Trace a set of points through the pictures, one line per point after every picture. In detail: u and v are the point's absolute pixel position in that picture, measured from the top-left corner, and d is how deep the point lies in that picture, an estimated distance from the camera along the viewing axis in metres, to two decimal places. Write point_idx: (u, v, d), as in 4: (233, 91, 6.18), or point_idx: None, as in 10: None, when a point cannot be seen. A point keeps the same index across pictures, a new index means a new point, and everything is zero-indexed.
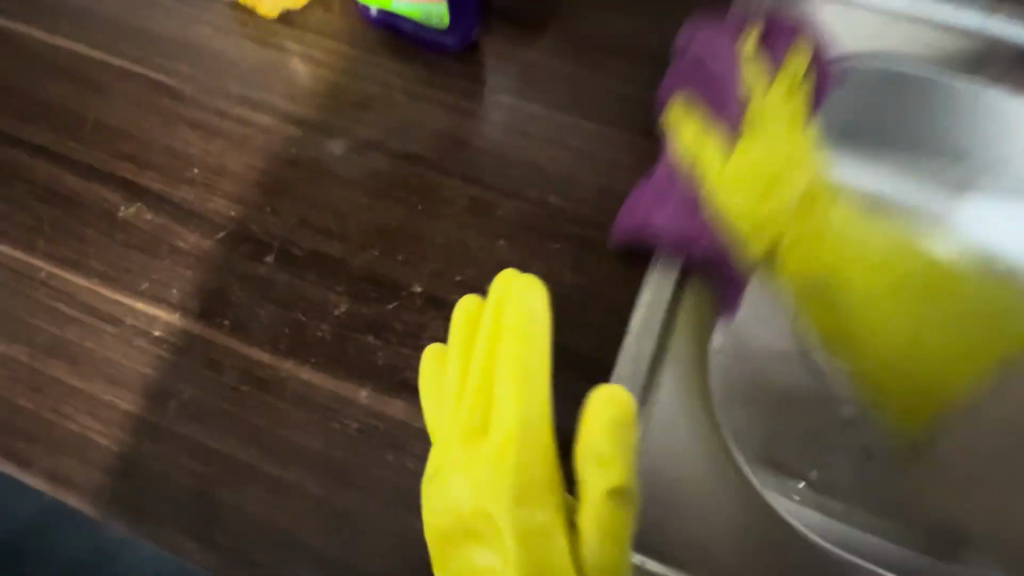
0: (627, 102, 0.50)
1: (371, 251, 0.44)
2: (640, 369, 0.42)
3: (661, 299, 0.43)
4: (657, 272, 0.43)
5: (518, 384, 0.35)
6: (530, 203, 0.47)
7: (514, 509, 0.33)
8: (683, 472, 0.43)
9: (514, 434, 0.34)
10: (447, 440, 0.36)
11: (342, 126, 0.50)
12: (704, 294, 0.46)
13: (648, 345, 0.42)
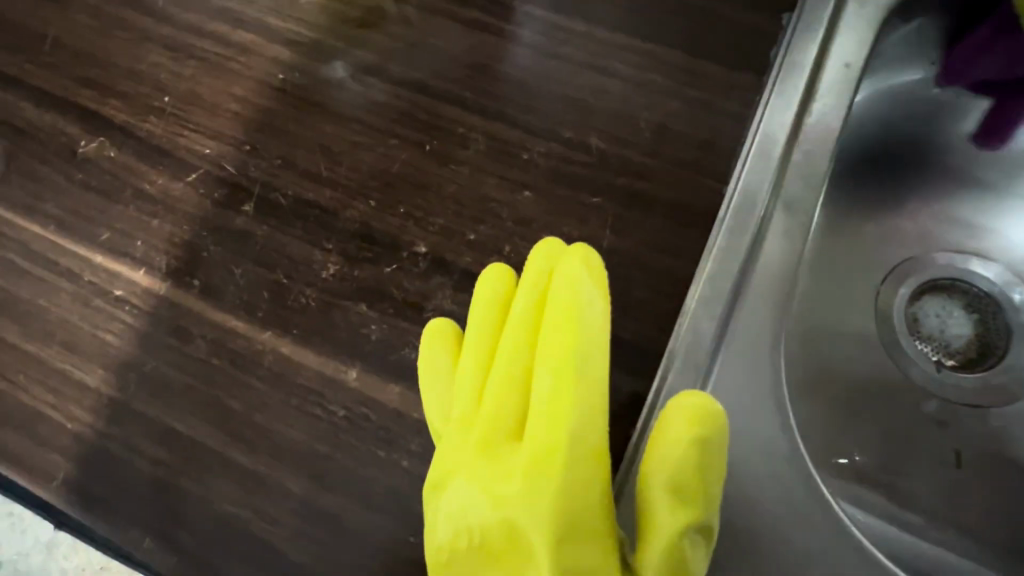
0: (689, 21, 0.40)
1: (366, 201, 0.36)
2: (697, 356, 0.32)
3: (729, 269, 0.33)
4: (725, 237, 0.34)
5: (565, 386, 0.27)
6: (565, 145, 0.37)
7: (554, 542, 0.26)
8: (755, 483, 0.31)
9: (559, 449, 0.27)
10: (463, 446, 0.28)
11: (337, 45, 0.41)
12: (787, 259, 0.34)
13: (706, 325, 0.33)
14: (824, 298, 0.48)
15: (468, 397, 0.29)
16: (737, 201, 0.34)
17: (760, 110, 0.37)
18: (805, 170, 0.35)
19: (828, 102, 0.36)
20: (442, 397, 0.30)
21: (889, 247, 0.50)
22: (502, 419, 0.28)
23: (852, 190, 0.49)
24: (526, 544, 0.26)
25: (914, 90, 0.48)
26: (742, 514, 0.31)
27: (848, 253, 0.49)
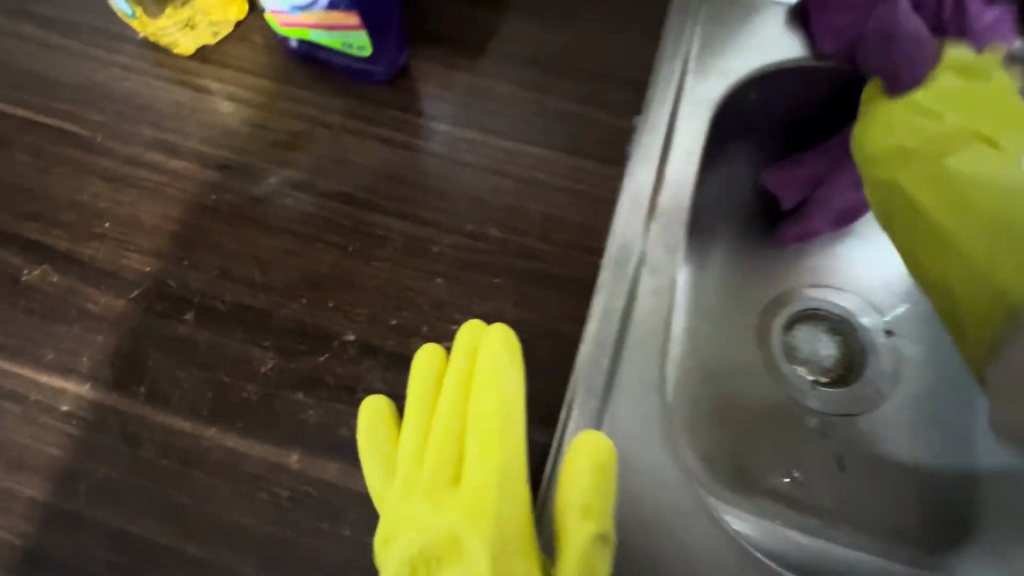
0: (562, 125, 0.49)
1: (299, 300, 0.41)
2: (595, 387, 0.39)
3: (613, 309, 0.41)
4: (608, 286, 0.42)
5: (490, 437, 0.32)
6: (469, 236, 0.44)
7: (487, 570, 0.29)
8: (652, 496, 0.38)
9: (486, 489, 0.31)
10: (405, 500, 0.32)
11: (265, 165, 0.47)
12: (657, 301, 0.43)
13: (602, 361, 0.40)
14: (712, 335, 0.58)
15: (409, 457, 0.33)
16: (614, 255, 0.43)
17: (626, 178, 0.46)
18: (660, 230, 0.45)
19: (676, 177, 0.47)
20: (387, 475, 0.34)
21: (758, 291, 0.60)
22: (439, 471, 0.32)
23: (725, 237, 0.59)
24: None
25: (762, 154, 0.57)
26: (645, 526, 0.37)
27: (723, 301, 0.59)
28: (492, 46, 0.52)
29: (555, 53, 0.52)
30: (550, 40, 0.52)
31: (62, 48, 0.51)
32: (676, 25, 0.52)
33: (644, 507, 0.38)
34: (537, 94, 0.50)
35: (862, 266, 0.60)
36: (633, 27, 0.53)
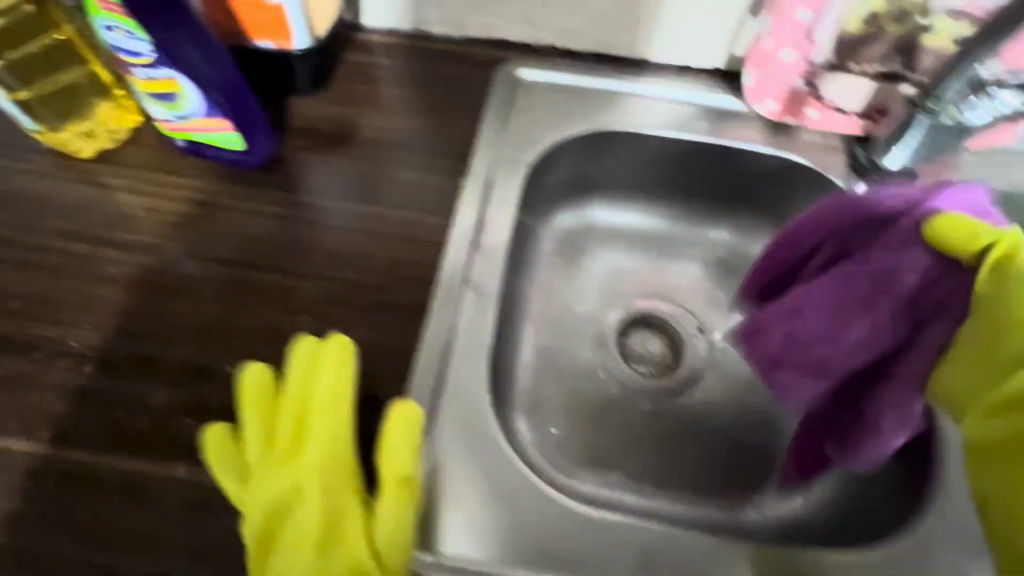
0: (404, 190, 0.62)
1: (185, 345, 0.50)
2: (426, 384, 0.53)
3: (439, 325, 0.54)
4: (435, 308, 0.55)
5: (324, 414, 0.44)
6: (328, 280, 0.55)
7: (321, 502, 0.42)
8: (470, 456, 0.53)
9: (321, 452, 0.43)
10: (259, 461, 0.44)
11: (155, 241, 0.57)
12: (476, 311, 0.57)
13: (431, 363, 0.53)
14: (565, 342, 0.73)
15: (259, 432, 0.44)
16: (440, 283, 0.56)
17: (451, 226, 0.60)
18: (479, 261, 0.60)
19: (492, 225, 0.62)
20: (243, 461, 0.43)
21: (600, 311, 0.76)
22: (285, 440, 0.44)
23: (573, 262, 0.77)
24: (303, 508, 0.42)
25: (598, 206, 0.78)
26: (465, 478, 0.52)
27: (568, 323, 0.75)
28: (348, 135, 0.67)
29: (398, 137, 0.67)
30: (393, 128, 0.68)
31: None
32: (498, 111, 0.71)
33: (463, 465, 0.52)
34: (385, 168, 0.64)
35: (683, 279, 0.78)
36: (458, 116, 0.70)
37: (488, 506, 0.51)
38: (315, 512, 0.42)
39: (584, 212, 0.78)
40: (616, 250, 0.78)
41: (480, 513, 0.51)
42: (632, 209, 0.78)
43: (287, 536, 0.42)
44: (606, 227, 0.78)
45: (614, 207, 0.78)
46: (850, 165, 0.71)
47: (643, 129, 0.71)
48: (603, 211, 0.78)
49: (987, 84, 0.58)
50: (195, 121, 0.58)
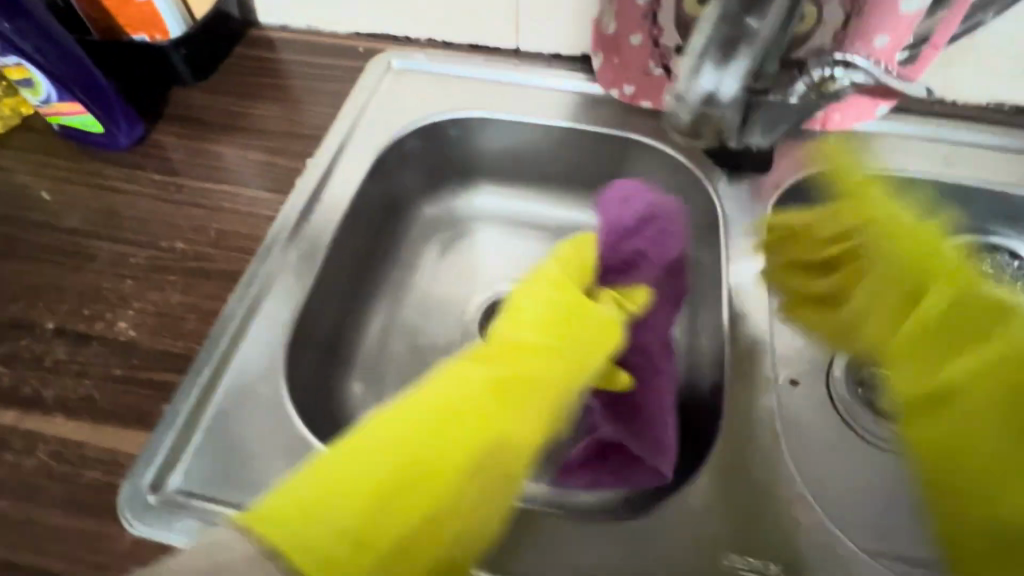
0: (254, 173, 0.68)
1: (19, 304, 0.56)
2: (223, 341, 0.53)
3: (249, 288, 0.57)
4: (250, 274, 0.58)
5: (568, 294, 0.48)
6: (160, 249, 0.60)
7: (537, 385, 0.42)
8: (248, 419, 0.50)
9: (566, 320, 0.46)
10: (547, 326, 0.45)
11: (20, 215, 0.63)
12: (294, 277, 0.59)
13: (232, 323, 0.54)
14: (428, 320, 0.72)
15: (549, 289, 0.48)
16: (260, 251, 0.60)
17: (286, 202, 0.64)
18: (313, 232, 0.62)
19: (334, 198, 0.65)
20: (496, 377, 0.41)
21: (469, 290, 0.75)
22: (557, 307, 0.46)
23: (449, 242, 0.78)
24: (511, 392, 0.41)
25: (478, 190, 0.80)
26: (235, 441, 0.49)
27: (435, 303, 0.73)
28: (216, 122, 0.72)
29: (262, 125, 0.73)
30: (260, 117, 0.73)
31: None
32: (362, 98, 0.75)
33: (236, 427, 0.49)
34: (244, 152, 0.70)
35: None
36: (324, 106, 0.75)
37: (248, 471, 0.47)
38: (462, 453, 0.36)
39: (464, 195, 0.80)
40: (495, 231, 0.79)
41: (235, 479, 0.47)
42: (510, 190, 0.80)
43: (447, 450, 0.36)
44: (484, 208, 0.80)
45: (493, 188, 0.80)
46: (711, 150, 0.70)
47: (473, 112, 0.74)
48: (483, 192, 0.80)
49: (808, 67, 0.58)
50: (56, 105, 0.64)
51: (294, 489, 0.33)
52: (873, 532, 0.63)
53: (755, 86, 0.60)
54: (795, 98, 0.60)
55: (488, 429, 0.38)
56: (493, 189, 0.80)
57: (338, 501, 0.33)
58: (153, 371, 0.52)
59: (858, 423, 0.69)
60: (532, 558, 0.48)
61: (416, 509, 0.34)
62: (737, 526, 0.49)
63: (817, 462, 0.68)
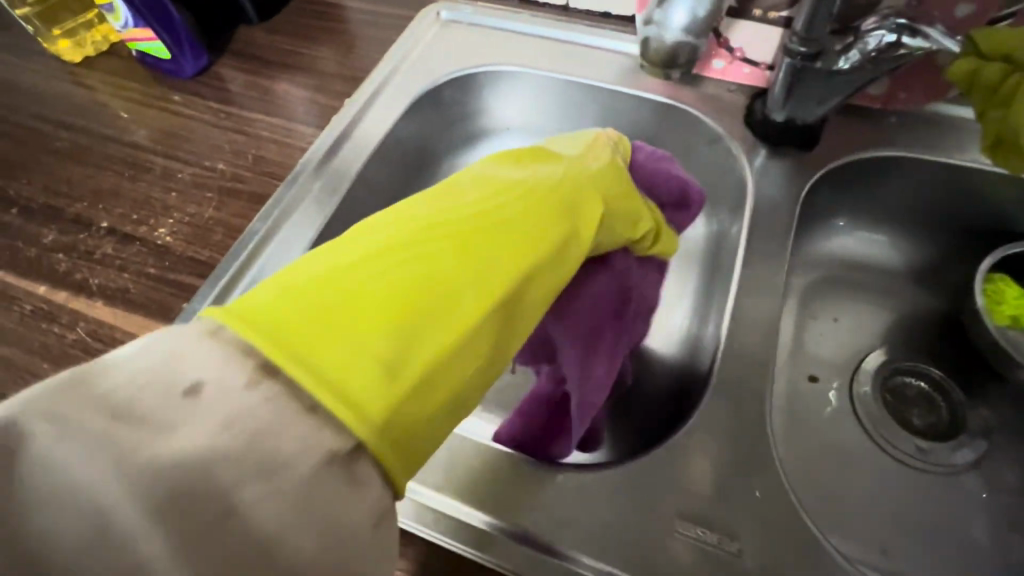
0: (297, 108, 0.72)
1: (83, 203, 0.63)
2: (240, 255, 0.58)
3: (271, 211, 0.61)
4: (275, 199, 0.62)
5: (601, 171, 0.46)
6: (204, 169, 0.65)
7: (560, 238, 0.40)
8: None
9: (593, 191, 0.44)
10: (575, 193, 0.43)
11: (95, 127, 0.71)
12: (314, 204, 0.62)
13: (251, 240, 0.59)
14: None
15: (576, 163, 0.45)
16: (288, 180, 0.64)
17: (319, 137, 0.68)
18: (341, 164, 0.66)
19: (363, 135, 0.68)
20: (508, 226, 0.38)
21: None
22: (586, 178, 0.45)
23: None
24: (537, 240, 0.39)
25: (513, 135, 0.80)
26: None
27: None
28: (271, 58, 0.77)
29: (311, 64, 0.76)
30: (310, 56, 0.77)
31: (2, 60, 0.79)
32: (406, 45, 0.77)
33: None
34: (291, 87, 0.74)
35: None
36: (370, 51, 0.78)
37: None
38: (480, 297, 0.34)
39: (497, 139, 0.80)
40: None
41: None
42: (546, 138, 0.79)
43: (466, 280, 0.34)
44: None
45: (529, 135, 0.79)
46: (752, 121, 0.67)
47: (510, 67, 0.74)
48: (517, 138, 0.80)
49: (863, 34, 0.53)
50: (132, 31, 0.71)
51: (287, 306, 0.30)
52: (871, 543, 0.58)
53: (800, 51, 0.56)
54: (847, 66, 0.55)
55: (506, 276, 0.36)
56: (528, 136, 0.79)
57: (350, 323, 0.30)
58: (180, 273, 0.57)
59: (877, 427, 0.65)
60: (494, 492, 0.49)
61: (434, 344, 0.32)
62: (702, 501, 0.49)
63: (826, 461, 0.63)
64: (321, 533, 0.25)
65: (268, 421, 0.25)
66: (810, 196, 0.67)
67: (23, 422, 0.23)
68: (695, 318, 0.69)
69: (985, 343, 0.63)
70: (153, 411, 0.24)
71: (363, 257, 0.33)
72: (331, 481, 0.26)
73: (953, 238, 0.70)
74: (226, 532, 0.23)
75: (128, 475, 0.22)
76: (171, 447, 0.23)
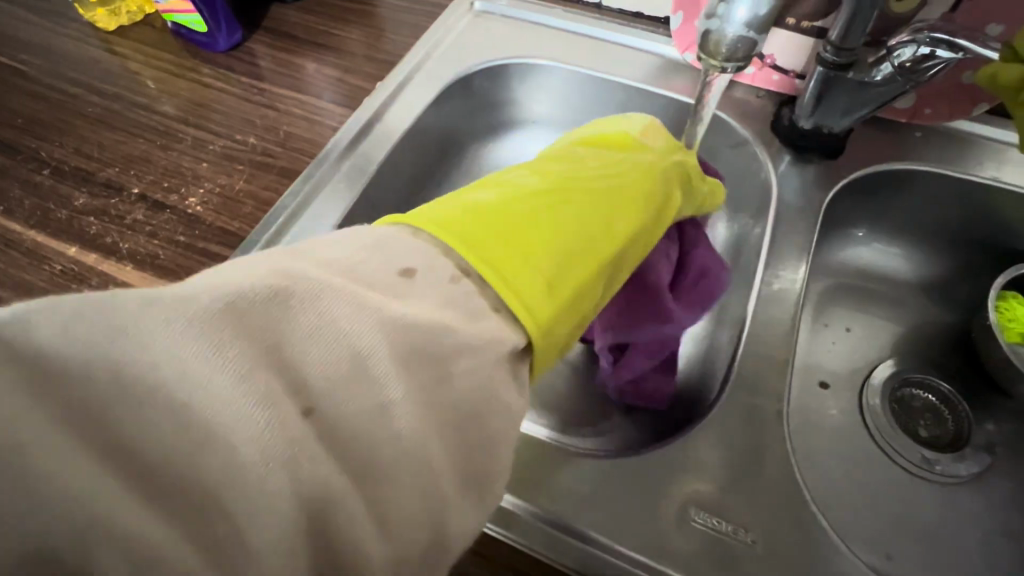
0: (328, 87, 0.73)
1: (115, 168, 0.64)
2: (269, 229, 0.58)
3: (300, 189, 0.62)
4: (306, 177, 0.62)
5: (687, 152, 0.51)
6: (236, 142, 0.66)
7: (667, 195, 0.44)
8: None
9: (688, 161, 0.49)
10: (674, 160, 0.47)
11: (128, 94, 0.71)
12: (344, 184, 0.63)
13: (279, 216, 0.59)
14: None
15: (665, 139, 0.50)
16: (321, 157, 0.64)
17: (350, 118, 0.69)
18: (372, 146, 0.66)
19: (394, 119, 0.69)
20: (629, 180, 0.42)
21: None
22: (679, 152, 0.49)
23: None
24: (652, 191, 0.43)
25: (537, 128, 0.81)
26: None
27: None
28: (303, 36, 0.77)
29: (342, 44, 0.77)
30: (342, 36, 0.78)
31: (35, 23, 0.79)
32: (439, 32, 0.77)
33: None
34: (323, 66, 0.75)
35: None
36: (402, 35, 0.78)
37: None
38: (613, 236, 0.37)
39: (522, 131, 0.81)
40: None
41: None
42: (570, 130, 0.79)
43: (600, 219, 0.38)
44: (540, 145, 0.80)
45: (554, 128, 0.80)
46: (778, 128, 0.68)
47: (540, 59, 0.74)
48: (542, 130, 0.80)
49: (894, 47, 0.54)
50: (170, 2, 0.71)
51: (461, 221, 0.33)
52: (875, 547, 0.58)
53: (836, 61, 0.57)
54: (880, 78, 0.56)
55: (632, 222, 0.39)
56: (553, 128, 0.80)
57: (515, 238, 0.33)
58: (210, 242, 0.58)
59: (883, 435, 0.66)
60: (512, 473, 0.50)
61: (581, 267, 0.34)
62: (715, 494, 0.50)
63: (833, 464, 0.64)
64: (498, 415, 0.27)
65: (467, 303, 0.28)
66: (831, 205, 0.68)
67: (279, 271, 0.24)
68: (710, 318, 0.70)
69: (995, 359, 0.64)
70: (377, 282, 0.26)
71: (514, 195, 0.37)
72: (508, 368, 0.28)
73: (968, 254, 0.71)
74: (442, 394, 0.25)
75: (372, 323, 0.24)
76: (398, 309, 0.25)
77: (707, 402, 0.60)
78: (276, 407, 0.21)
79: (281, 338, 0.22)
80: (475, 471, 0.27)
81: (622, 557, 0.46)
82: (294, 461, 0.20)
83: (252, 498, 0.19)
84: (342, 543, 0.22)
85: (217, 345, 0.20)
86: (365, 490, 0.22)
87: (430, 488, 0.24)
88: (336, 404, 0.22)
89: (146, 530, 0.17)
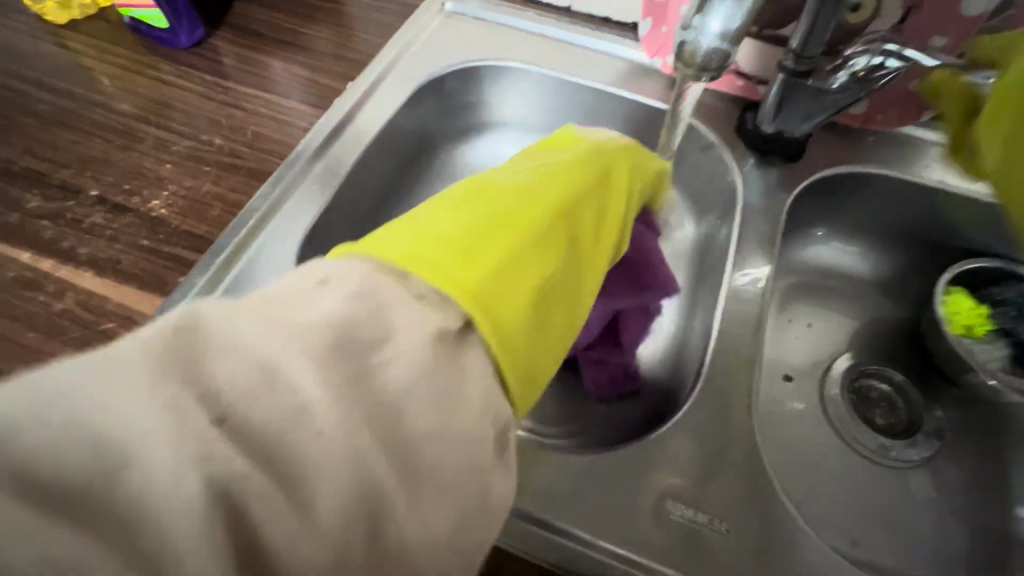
0: (296, 87, 0.71)
1: (69, 169, 0.61)
2: (239, 232, 0.57)
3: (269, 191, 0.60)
4: (275, 178, 0.61)
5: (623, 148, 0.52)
6: (201, 142, 0.64)
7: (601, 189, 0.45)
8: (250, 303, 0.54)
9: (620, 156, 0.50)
10: (604, 155, 0.49)
11: (81, 91, 0.68)
12: (316, 185, 0.62)
13: (248, 218, 0.58)
14: None
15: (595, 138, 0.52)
16: (290, 157, 0.63)
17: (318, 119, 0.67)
18: (343, 148, 0.65)
19: (365, 120, 0.68)
20: (560, 181, 0.43)
21: None
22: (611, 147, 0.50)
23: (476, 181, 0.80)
24: (582, 188, 0.44)
25: (510, 129, 0.81)
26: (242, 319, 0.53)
27: None
28: (270, 34, 0.76)
29: (310, 42, 0.75)
30: (311, 35, 0.76)
31: None
32: (410, 33, 0.77)
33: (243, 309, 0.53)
34: (291, 66, 0.73)
35: None
36: (372, 35, 0.77)
37: None
38: (553, 238, 0.39)
39: (495, 132, 0.81)
40: None
41: None
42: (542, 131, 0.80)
43: (539, 220, 0.39)
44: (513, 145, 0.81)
45: (526, 129, 0.81)
46: (743, 132, 0.70)
47: (512, 61, 0.75)
48: (514, 131, 0.81)
49: (850, 56, 0.57)
50: None
51: (401, 238, 0.33)
52: (839, 531, 0.62)
53: (798, 69, 0.59)
54: (836, 85, 0.59)
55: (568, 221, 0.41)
56: (526, 128, 0.81)
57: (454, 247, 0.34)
58: (177, 246, 0.56)
59: (843, 425, 0.69)
60: None
61: (525, 268, 0.35)
62: (690, 487, 0.51)
63: (799, 454, 0.67)
64: (438, 404, 0.26)
65: (387, 299, 0.28)
66: (791, 206, 0.71)
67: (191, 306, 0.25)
68: (682, 316, 0.72)
69: (942, 350, 0.68)
70: (297, 299, 0.27)
71: (449, 210, 0.38)
72: (445, 356, 0.27)
73: (919, 252, 0.75)
74: (365, 388, 0.24)
75: (282, 332, 0.24)
76: (315, 312, 0.26)
77: (681, 399, 0.62)
78: (181, 420, 0.20)
79: (190, 357, 0.22)
80: (425, 467, 0.25)
81: (607, 554, 0.47)
82: (203, 466, 0.20)
83: (160, 504, 0.19)
84: (275, 553, 0.21)
85: (118, 371, 0.21)
86: (291, 492, 0.21)
87: (370, 489, 0.23)
88: (249, 413, 0.22)
89: (53, 544, 0.17)
